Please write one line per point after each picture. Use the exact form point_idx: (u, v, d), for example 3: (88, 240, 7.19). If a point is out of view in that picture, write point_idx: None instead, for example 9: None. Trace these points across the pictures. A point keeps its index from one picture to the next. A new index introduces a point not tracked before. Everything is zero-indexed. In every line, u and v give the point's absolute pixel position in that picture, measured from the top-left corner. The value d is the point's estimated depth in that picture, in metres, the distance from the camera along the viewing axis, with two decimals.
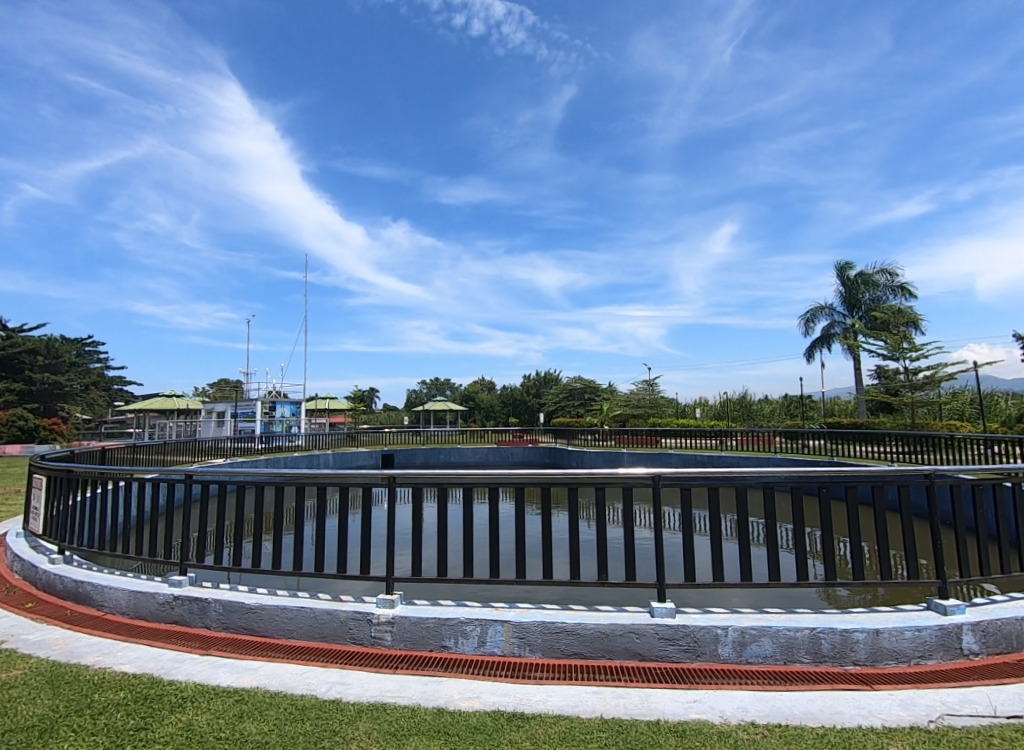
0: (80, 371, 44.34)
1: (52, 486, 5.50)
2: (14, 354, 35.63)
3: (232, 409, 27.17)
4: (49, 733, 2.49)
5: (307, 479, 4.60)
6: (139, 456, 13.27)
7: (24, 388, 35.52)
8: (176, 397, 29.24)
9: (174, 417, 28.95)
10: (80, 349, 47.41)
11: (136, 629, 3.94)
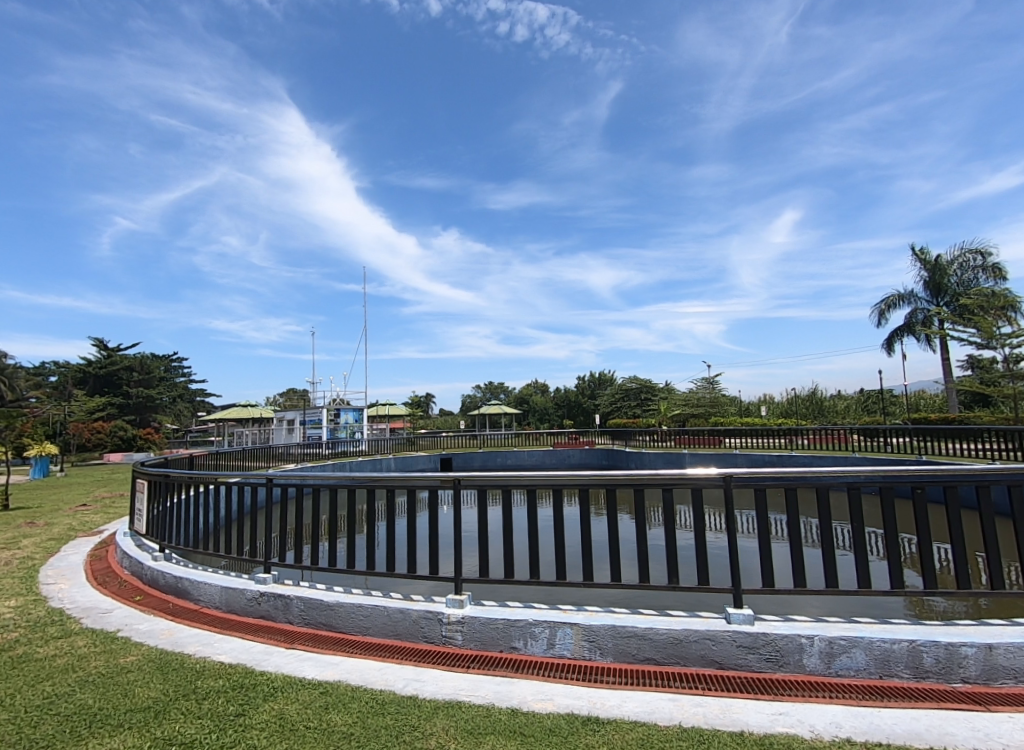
0: (170, 384, 48.21)
1: (151, 490, 6.00)
2: (114, 371, 39.13)
3: (299, 417, 28.62)
4: (161, 715, 2.72)
5: (375, 481, 4.76)
6: (220, 462, 14.28)
7: (122, 401, 39.03)
8: (251, 408, 31.23)
9: (250, 425, 31.09)
10: (167, 363, 51.48)
11: (228, 622, 4.23)
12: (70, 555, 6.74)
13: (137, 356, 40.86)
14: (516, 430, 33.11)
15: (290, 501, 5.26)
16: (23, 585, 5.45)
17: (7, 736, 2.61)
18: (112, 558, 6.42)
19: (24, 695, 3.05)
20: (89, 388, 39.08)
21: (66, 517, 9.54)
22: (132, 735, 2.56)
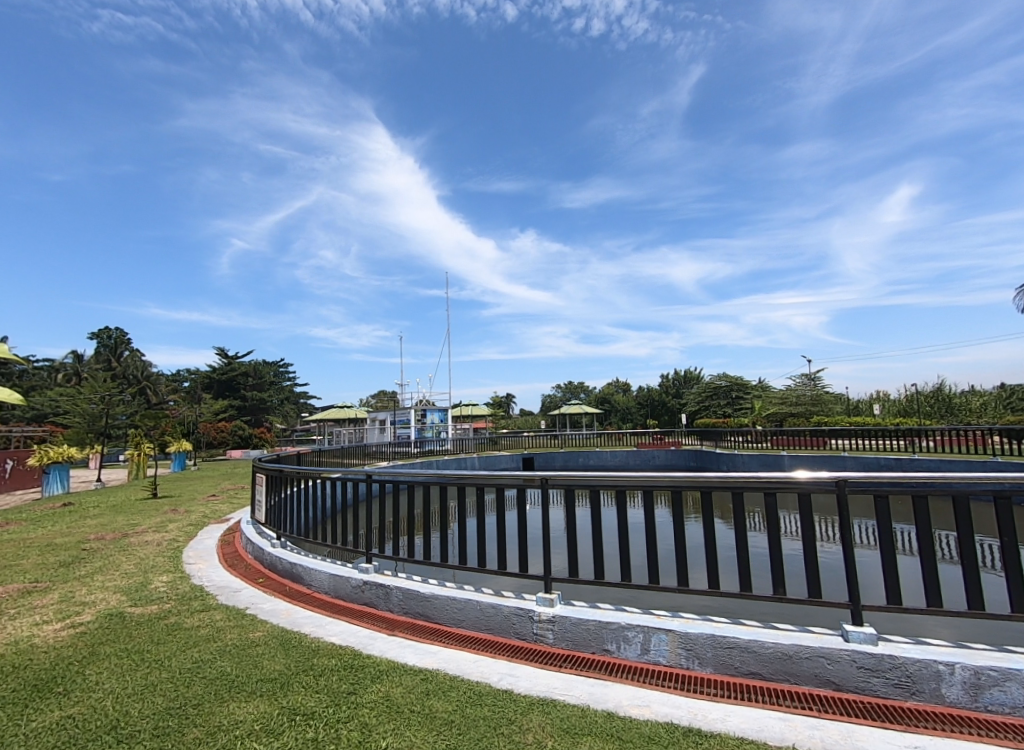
0: (279, 387, 52.66)
1: (269, 483, 6.61)
2: (234, 377, 43.50)
3: (390, 417, 30.11)
4: (286, 688, 3.01)
5: (462, 479, 4.88)
6: (322, 458, 15.37)
7: (240, 403, 43.21)
8: (346, 409, 33.34)
9: (346, 425, 33.21)
10: (276, 368, 56.37)
11: (337, 607, 4.55)
12: (204, 539, 7.58)
13: (251, 362, 45.10)
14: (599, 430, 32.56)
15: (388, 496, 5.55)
16: (170, 564, 6.23)
17: (166, 694, 3.02)
18: (238, 543, 7.16)
19: (177, 658, 3.50)
20: (213, 392, 43.69)
21: (199, 506, 10.75)
22: (263, 703, 2.86)
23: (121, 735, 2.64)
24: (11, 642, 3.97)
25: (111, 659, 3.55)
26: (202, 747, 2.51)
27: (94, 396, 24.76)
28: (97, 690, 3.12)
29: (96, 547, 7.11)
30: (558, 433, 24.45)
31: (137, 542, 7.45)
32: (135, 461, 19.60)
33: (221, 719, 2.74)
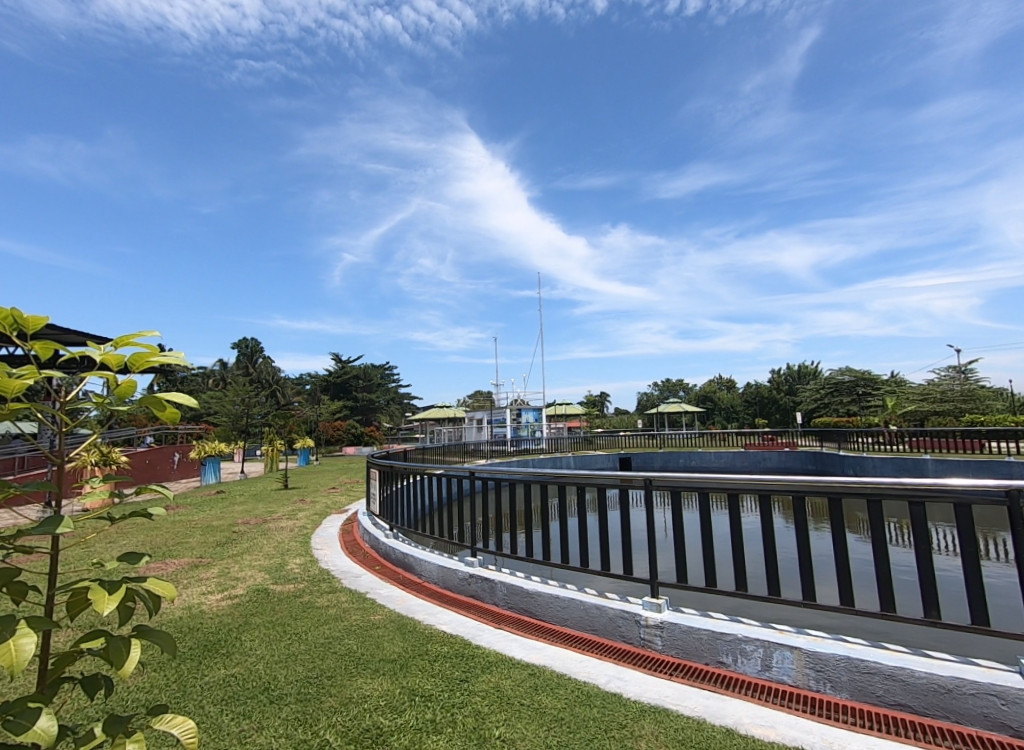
0: (387, 388, 56.18)
1: (382, 477, 7.07)
2: (347, 378, 47.09)
3: (488, 416, 30.90)
4: (405, 669, 3.19)
5: (558, 477, 4.85)
6: (426, 455, 16.14)
7: (353, 402, 46.69)
8: (446, 408, 34.74)
9: (446, 422, 34.60)
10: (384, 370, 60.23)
11: (445, 597, 4.74)
12: (328, 527, 8.27)
13: (362, 365, 48.46)
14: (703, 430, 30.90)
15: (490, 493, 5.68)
16: (302, 548, 6.87)
17: (305, 664, 3.33)
18: (357, 532, 7.73)
19: (312, 633, 3.86)
20: (330, 393, 47.53)
21: (323, 496, 11.77)
22: (386, 681, 3.05)
23: (271, 696, 2.96)
24: (183, 608, 4.62)
25: (259, 628, 4.00)
26: (337, 715, 2.73)
27: (234, 397, 28.06)
28: (250, 655, 3.52)
29: (243, 530, 8.04)
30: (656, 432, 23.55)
31: (274, 527, 8.32)
32: (267, 455, 21.92)
33: (351, 691, 2.96)
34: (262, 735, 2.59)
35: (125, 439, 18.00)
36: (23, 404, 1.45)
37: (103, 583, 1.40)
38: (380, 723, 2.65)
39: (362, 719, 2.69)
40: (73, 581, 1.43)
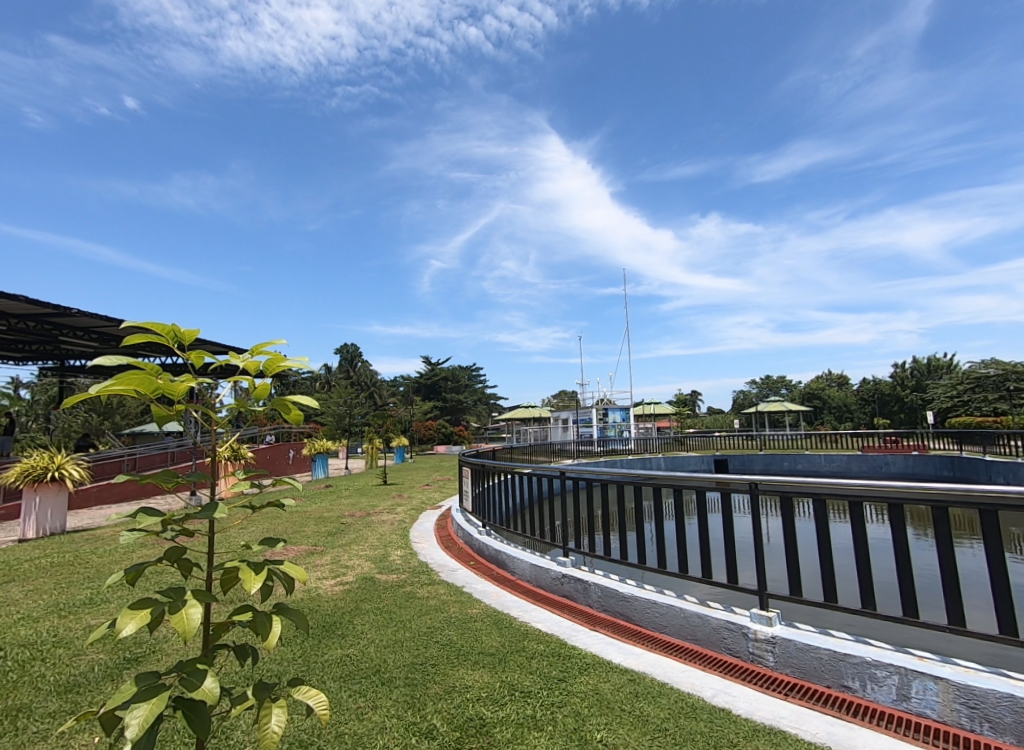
0: (475, 389, 57.71)
1: (474, 475, 7.29)
2: (437, 380, 48.95)
3: (574, 417, 30.79)
4: (504, 664, 3.26)
5: (647, 477, 4.72)
6: (514, 453, 16.39)
7: (444, 403, 48.50)
8: (532, 408, 35.01)
9: (533, 422, 34.88)
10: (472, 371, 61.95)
11: (539, 595, 4.78)
12: (425, 522, 8.67)
13: (451, 367, 50.18)
14: (810, 431, 28.53)
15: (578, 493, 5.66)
16: (402, 541, 7.25)
17: (411, 650, 3.52)
18: (452, 528, 8.02)
19: (415, 622, 4.06)
20: (420, 394, 49.71)
21: (419, 493, 12.33)
22: (486, 673, 3.14)
23: (383, 677, 3.16)
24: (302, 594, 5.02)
25: (369, 614, 4.28)
26: (442, 702, 2.85)
27: (338, 399, 30.25)
28: (362, 638, 3.78)
29: (350, 522, 8.63)
30: (757, 433, 22.08)
31: (376, 520, 8.86)
32: (367, 453, 23.35)
33: (454, 680, 3.08)
34: (376, 714, 2.77)
35: (249, 436, 20.02)
36: (182, 405, 1.66)
37: (251, 565, 1.60)
38: (482, 713, 2.73)
39: (466, 708, 2.79)
40: (226, 561, 1.63)
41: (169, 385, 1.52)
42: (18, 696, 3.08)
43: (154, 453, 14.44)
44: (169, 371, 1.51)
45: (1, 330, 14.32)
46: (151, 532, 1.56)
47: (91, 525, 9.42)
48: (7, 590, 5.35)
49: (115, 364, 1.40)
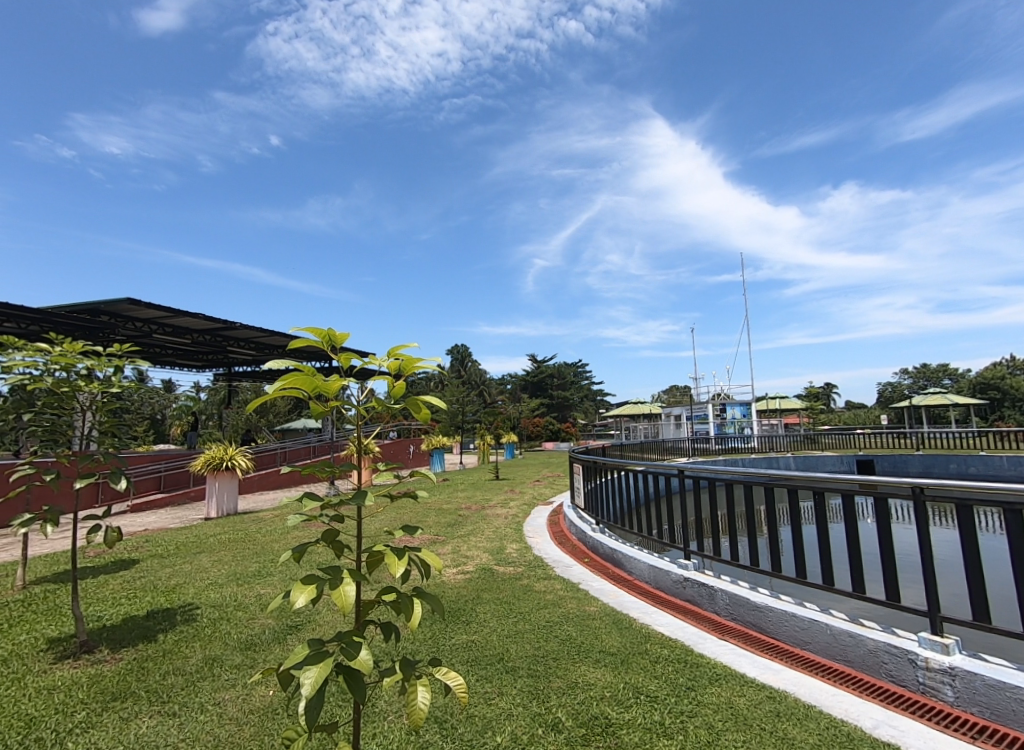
0: (585, 385, 57.28)
1: (586, 471, 7.24)
2: (545, 377, 49.34)
3: (688, 413, 29.35)
4: (626, 665, 3.19)
5: (776, 478, 4.32)
6: (624, 450, 16.01)
7: (553, 400, 48.77)
8: (643, 404, 33.94)
9: (644, 418, 33.80)
10: (579, 368, 61.66)
11: (658, 597, 4.62)
12: (538, 517, 8.78)
13: (559, 364, 50.29)
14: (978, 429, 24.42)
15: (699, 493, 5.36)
16: (516, 535, 7.39)
17: (533, 642, 3.57)
18: (564, 524, 8.03)
19: (535, 614, 4.12)
20: (527, 392, 50.52)
21: (530, 488, 12.51)
22: (609, 672, 3.09)
23: (506, 666, 3.24)
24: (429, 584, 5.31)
25: (490, 603, 4.42)
26: (566, 697, 2.86)
27: (453, 398, 31.70)
28: (484, 626, 3.91)
29: (467, 514, 8.99)
30: (908, 430, 19.36)
31: (491, 513, 9.13)
32: (481, 449, 24.18)
33: (576, 677, 3.07)
34: (502, 700, 2.85)
35: None
36: (334, 402, 1.82)
37: (394, 550, 1.71)
38: (607, 713, 2.69)
39: (590, 705, 2.76)
40: (372, 545, 1.77)
41: (321, 383, 1.68)
42: (212, 649, 3.63)
43: (300, 446, 16.19)
44: (321, 372, 1.66)
45: (184, 342, 16.95)
46: (313, 516, 1.75)
47: (254, 509, 10.78)
48: (196, 560, 6.31)
49: (280, 367, 1.58)
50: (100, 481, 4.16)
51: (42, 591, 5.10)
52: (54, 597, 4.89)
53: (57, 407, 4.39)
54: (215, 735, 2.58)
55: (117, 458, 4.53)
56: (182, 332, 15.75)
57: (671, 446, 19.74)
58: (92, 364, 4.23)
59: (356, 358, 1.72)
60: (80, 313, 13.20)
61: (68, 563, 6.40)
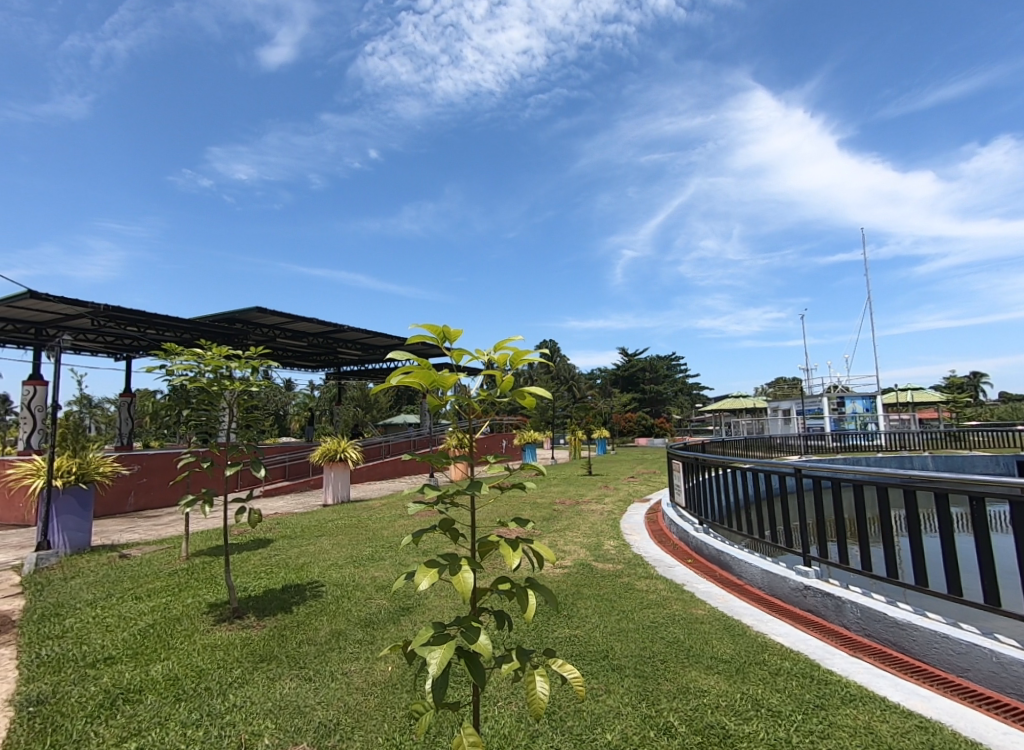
0: (683, 380, 54.87)
1: (687, 468, 6.91)
2: (639, 371, 48.03)
3: (799, 407, 27.12)
4: (742, 674, 3.00)
5: (913, 481, 3.83)
6: (727, 447, 15.15)
7: (649, 395, 47.31)
8: (748, 398, 31.87)
9: (749, 414, 31.76)
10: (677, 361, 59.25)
11: (775, 605, 4.29)
12: (636, 514, 8.56)
13: (655, 358, 48.68)
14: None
15: (819, 494, 4.88)
16: (614, 531, 7.26)
17: (638, 642, 3.48)
18: (663, 523, 7.75)
19: (638, 613, 4.01)
20: (619, 387, 49.36)
21: (625, 484, 12.23)
22: (723, 680, 2.93)
23: (612, 663, 3.18)
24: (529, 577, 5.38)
25: (591, 599, 4.37)
26: (677, 701, 2.75)
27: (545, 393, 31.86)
28: (587, 621, 3.88)
29: (562, 509, 8.99)
30: None
31: (587, 508, 9.05)
32: (573, 444, 24.10)
33: (687, 681, 2.94)
34: (610, 698, 2.80)
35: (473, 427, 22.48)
36: (448, 396, 1.88)
37: (508, 540, 1.74)
38: (724, 723, 2.54)
39: (703, 713, 2.64)
40: (486, 534, 1.80)
41: (436, 378, 1.73)
42: (336, 623, 3.94)
43: (403, 439, 17.16)
44: (437, 367, 1.72)
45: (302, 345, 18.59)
46: (430, 504, 1.82)
47: (365, 498, 11.58)
48: (318, 543, 6.90)
49: (400, 362, 1.66)
50: (243, 469, 4.68)
51: (200, 562, 5.86)
52: (209, 567, 5.59)
53: (208, 403, 5.01)
54: (346, 701, 2.79)
55: (255, 448, 5.07)
56: (300, 335, 17.28)
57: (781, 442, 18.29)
58: (234, 366, 4.77)
59: (469, 353, 1.76)
60: (220, 321, 14.97)
61: (217, 539, 7.30)
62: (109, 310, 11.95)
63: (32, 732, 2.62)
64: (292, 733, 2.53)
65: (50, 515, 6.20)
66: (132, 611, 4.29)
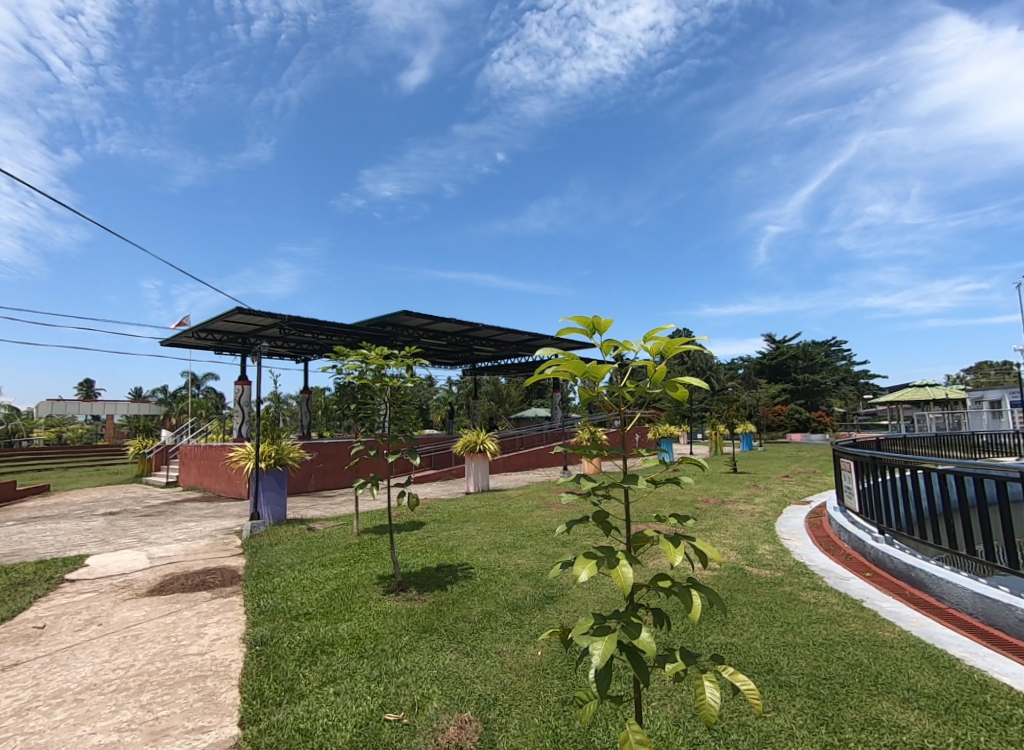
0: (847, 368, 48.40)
1: (860, 468, 6.05)
2: (790, 359, 43.58)
3: (1008, 398, 22.35)
4: (954, 715, 2.54)
5: None
6: (912, 445, 12.95)
7: (806, 385, 42.56)
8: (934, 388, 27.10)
9: (937, 405, 26.97)
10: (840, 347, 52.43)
11: (992, 637, 3.57)
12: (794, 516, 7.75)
13: (812, 344, 43.63)
14: None
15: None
16: (768, 534, 6.66)
17: (810, 659, 3.13)
18: (829, 528, 6.92)
19: (808, 627, 3.61)
20: (768, 377, 45.01)
21: (779, 484, 11.11)
22: (928, 719, 2.51)
23: (778, 679, 2.91)
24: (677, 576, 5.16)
25: (748, 605, 4.05)
26: (866, 733, 2.42)
27: None
28: (745, 629, 3.60)
29: (707, 507, 8.49)
30: None
31: (735, 508, 8.41)
32: (714, 439, 22.62)
33: (878, 713, 2.57)
34: (780, 716, 2.57)
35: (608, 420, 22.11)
36: (596, 388, 1.84)
37: (668, 536, 1.66)
38: None
39: None
40: (641, 529, 1.74)
41: (587, 369, 1.69)
42: (487, 604, 4.14)
43: (535, 432, 17.50)
44: (586, 358, 1.68)
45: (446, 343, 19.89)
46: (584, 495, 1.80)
47: (504, 488, 12.07)
48: (465, 528, 7.34)
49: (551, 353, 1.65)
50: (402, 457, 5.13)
51: (369, 538, 6.58)
52: (376, 543, 6.25)
53: (370, 397, 5.56)
54: (502, 679, 2.92)
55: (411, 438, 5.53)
56: (442, 334, 18.47)
57: (985, 440, 15.16)
58: (391, 364, 5.23)
59: (620, 344, 1.70)
60: (376, 325, 16.60)
61: (381, 519, 8.14)
62: (292, 319, 13.89)
63: (258, 666, 3.15)
64: (457, 701, 2.71)
65: (257, 491, 7.40)
66: (320, 576, 4.96)
